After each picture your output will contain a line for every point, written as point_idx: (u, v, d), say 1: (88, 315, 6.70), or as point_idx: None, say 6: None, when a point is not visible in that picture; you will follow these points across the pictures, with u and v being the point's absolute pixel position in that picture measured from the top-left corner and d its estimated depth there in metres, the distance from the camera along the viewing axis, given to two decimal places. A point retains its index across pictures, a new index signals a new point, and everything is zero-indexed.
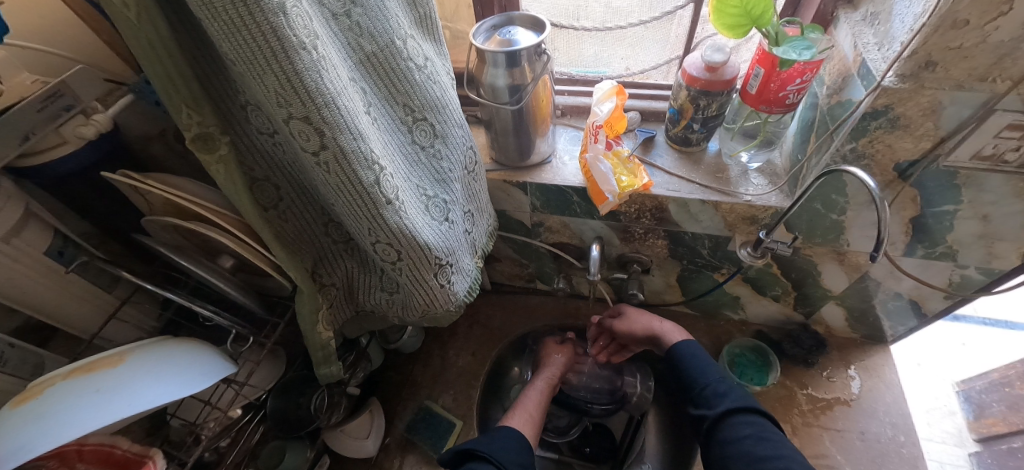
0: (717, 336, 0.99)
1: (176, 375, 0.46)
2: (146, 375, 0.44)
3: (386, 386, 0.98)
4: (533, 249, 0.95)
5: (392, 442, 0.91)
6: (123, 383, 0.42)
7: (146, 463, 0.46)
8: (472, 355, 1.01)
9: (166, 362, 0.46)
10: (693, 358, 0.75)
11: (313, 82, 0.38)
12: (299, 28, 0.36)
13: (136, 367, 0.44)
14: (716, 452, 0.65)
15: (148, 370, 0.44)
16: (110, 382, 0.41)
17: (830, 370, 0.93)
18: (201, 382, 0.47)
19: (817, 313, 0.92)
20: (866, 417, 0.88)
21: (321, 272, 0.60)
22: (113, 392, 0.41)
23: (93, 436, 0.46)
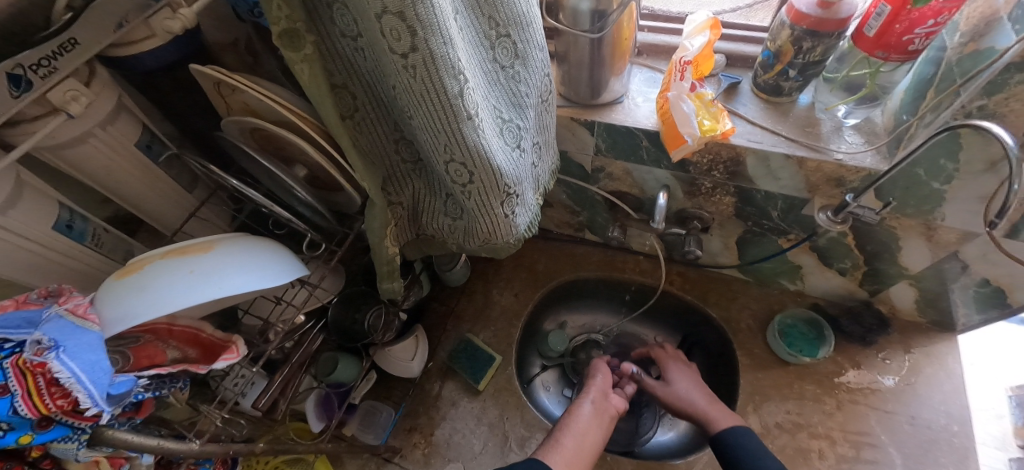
0: (769, 304, 0.95)
1: (259, 267, 0.47)
2: (233, 263, 0.45)
3: (430, 315, 1.01)
4: (588, 196, 0.92)
5: (434, 368, 0.95)
6: (212, 268, 0.43)
7: (229, 346, 0.49)
8: (514, 295, 1.02)
9: (251, 252, 0.47)
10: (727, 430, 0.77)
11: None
12: None
13: (226, 253, 0.45)
14: None
15: (235, 257, 0.46)
16: (201, 266, 0.43)
17: (888, 351, 0.89)
18: (281, 277, 0.48)
19: (884, 292, 0.86)
20: (920, 403, 0.84)
21: (389, 190, 0.60)
22: (203, 276, 0.43)
23: (182, 318, 0.49)
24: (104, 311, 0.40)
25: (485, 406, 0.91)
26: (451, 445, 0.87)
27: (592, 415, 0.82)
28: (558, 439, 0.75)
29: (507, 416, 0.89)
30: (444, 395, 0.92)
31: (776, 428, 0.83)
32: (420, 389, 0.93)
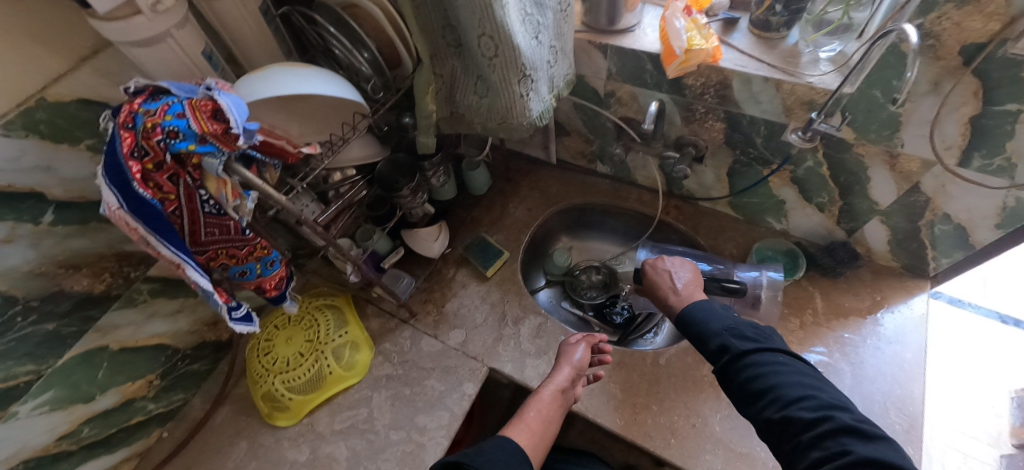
0: (753, 239, 1.06)
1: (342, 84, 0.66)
2: (324, 77, 0.64)
3: (454, 217, 1.18)
4: (600, 122, 1.07)
5: (452, 256, 1.12)
6: (311, 75, 0.62)
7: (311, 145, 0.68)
8: (528, 210, 1.18)
9: (333, 76, 0.65)
10: (703, 314, 0.78)
11: None
12: None
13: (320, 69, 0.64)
14: (736, 376, 0.69)
15: (325, 75, 0.64)
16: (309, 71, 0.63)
17: (857, 287, 0.97)
18: (352, 94, 0.66)
19: (859, 230, 0.95)
20: (879, 332, 0.92)
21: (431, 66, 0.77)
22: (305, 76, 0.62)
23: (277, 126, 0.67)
24: (240, 88, 0.60)
25: (490, 290, 1.07)
26: (458, 316, 1.04)
27: (557, 398, 0.81)
28: (522, 418, 0.77)
29: (508, 300, 1.05)
30: (457, 278, 1.09)
31: None
32: (439, 271, 1.10)
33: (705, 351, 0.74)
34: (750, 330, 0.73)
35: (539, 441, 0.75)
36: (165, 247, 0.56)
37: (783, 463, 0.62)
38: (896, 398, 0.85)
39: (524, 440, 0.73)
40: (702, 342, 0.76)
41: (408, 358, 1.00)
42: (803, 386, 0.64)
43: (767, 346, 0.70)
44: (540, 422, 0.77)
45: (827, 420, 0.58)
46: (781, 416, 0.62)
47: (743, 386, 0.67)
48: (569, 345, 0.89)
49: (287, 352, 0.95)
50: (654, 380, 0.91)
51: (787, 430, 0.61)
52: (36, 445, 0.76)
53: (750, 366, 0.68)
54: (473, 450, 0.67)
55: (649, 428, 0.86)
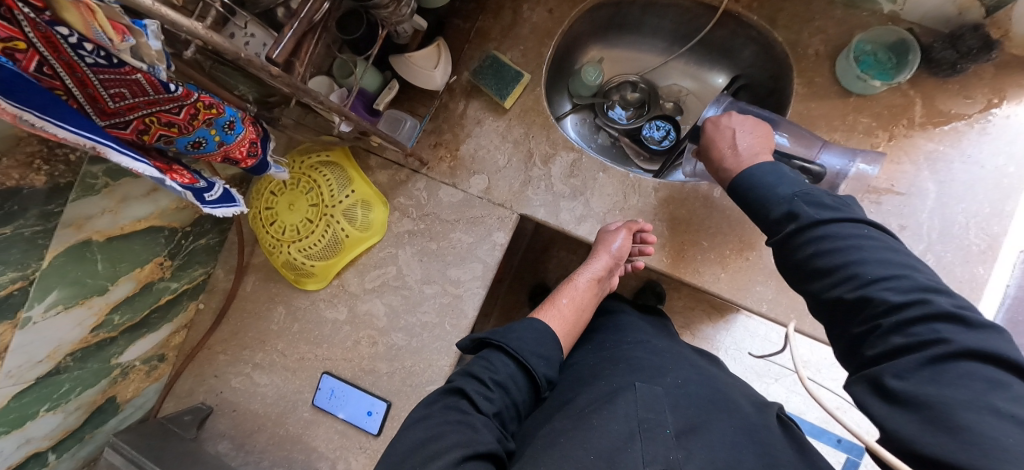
0: (850, 28, 0.81)
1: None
2: None
3: (453, 31, 0.91)
4: None
5: (458, 86, 0.90)
6: None
7: None
8: (549, 11, 0.90)
9: None
10: (762, 178, 0.63)
11: None
12: None
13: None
14: (799, 251, 0.55)
15: None
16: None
17: (973, 88, 0.77)
18: None
19: (1009, 6, 0.70)
20: (984, 142, 0.77)
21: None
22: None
23: None
24: None
25: (511, 126, 0.88)
26: (476, 160, 0.89)
27: (590, 287, 0.78)
28: (556, 300, 0.76)
29: (533, 135, 0.88)
30: (469, 114, 0.90)
31: None
32: (445, 107, 0.91)
33: (765, 220, 0.60)
34: (829, 196, 0.57)
35: (574, 326, 0.74)
36: (58, 125, 0.39)
37: (844, 348, 0.52)
38: (981, 217, 0.76)
39: (558, 325, 0.73)
40: (762, 211, 0.61)
41: (429, 212, 0.90)
42: (886, 263, 0.49)
43: (850, 215, 0.54)
44: (572, 307, 0.75)
45: (916, 305, 0.45)
46: (853, 296, 0.49)
47: (806, 262, 0.54)
48: (608, 233, 0.79)
49: (293, 220, 0.85)
50: (707, 215, 0.81)
51: (855, 312, 0.49)
52: (72, 340, 0.74)
53: (820, 237, 0.53)
54: (504, 328, 0.68)
55: (698, 265, 0.81)
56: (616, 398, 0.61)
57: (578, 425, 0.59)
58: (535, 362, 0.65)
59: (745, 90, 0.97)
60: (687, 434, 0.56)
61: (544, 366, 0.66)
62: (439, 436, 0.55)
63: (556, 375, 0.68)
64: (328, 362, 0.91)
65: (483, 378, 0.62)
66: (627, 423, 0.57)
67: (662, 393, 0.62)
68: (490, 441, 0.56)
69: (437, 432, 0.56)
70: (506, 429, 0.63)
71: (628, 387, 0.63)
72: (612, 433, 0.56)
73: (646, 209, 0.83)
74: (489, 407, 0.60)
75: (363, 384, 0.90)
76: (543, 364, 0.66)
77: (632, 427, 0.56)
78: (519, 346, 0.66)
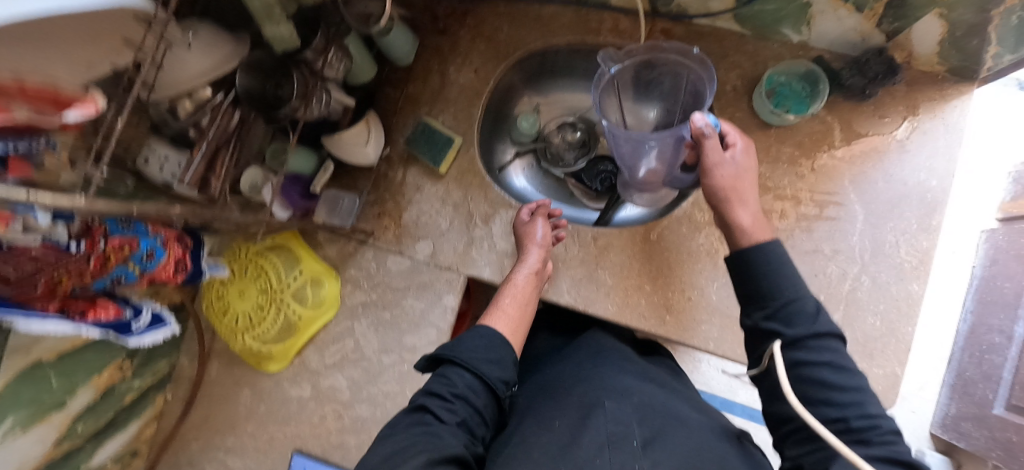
0: (763, 61, 0.83)
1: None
2: None
3: (384, 101, 0.93)
4: None
5: (394, 155, 0.92)
6: None
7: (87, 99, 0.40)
8: (475, 72, 0.91)
9: None
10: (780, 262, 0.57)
11: None
12: None
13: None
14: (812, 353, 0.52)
15: None
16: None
17: (886, 108, 0.79)
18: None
19: (906, 31, 0.72)
20: (903, 160, 0.78)
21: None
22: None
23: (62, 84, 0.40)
24: None
25: (449, 189, 0.90)
26: (419, 226, 0.90)
27: (532, 280, 0.77)
28: (500, 304, 0.74)
29: (471, 196, 0.89)
30: (408, 181, 0.91)
31: None
32: (384, 177, 0.92)
33: (769, 297, 0.56)
34: None
35: (521, 325, 0.73)
36: None
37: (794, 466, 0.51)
38: (909, 234, 0.77)
39: (505, 326, 0.71)
40: (769, 298, 0.56)
41: (380, 282, 0.91)
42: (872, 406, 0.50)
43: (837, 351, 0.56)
44: (517, 307, 0.74)
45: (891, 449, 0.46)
46: (852, 413, 0.48)
47: (813, 367, 0.51)
48: (529, 226, 0.81)
49: (245, 307, 0.86)
50: (647, 258, 0.82)
51: (838, 429, 0.49)
52: (33, 459, 0.72)
53: (836, 351, 0.52)
54: (455, 342, 0.67)
55: (643, 309, 0.82)
56: (590, 416, 0.59)
57: (548, 440, 0.58)
58: (487, 367, 0.63)
59: None
60: (653, 443, 0.55)
61: (499, 370, 0.64)
62: (408, 447, 0.53)
63: (514, 374, 0.66)
64: (298, 440, 0.92)
65: (442, 393, 0.60)
66: (599, 433, 0.56)
67: (630, 405, 0.61)
68: (456, 447, 0.54)
69: (402, 448, 0.53)
70: (474, 436, 0.61)
71: (598, 402, 0.61)
72: (585, 446, 0.54)
73: (588, 259, 0.84)
74: (451, 418, 0.58)
75: (334, 459, 0.91)
76: (498, 369, 0.64)
77: (604, 437, 0.55)
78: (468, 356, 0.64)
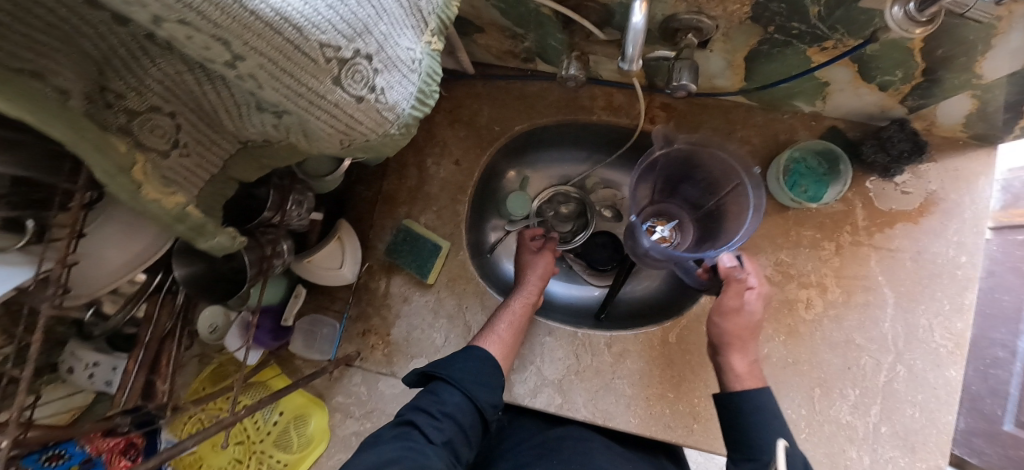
0: (774, 134, 0.75)
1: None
2: None
3: (356, 203, 0.82)
4: (529, 9, 0.60)
5: (374, 265, 0.81)
6: None
7: None
8: (456, 163, 0.81)
9: None
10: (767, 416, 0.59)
11: None
12: None
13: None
14: None
15: None
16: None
17: (908, 179, 0.73)
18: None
19: (930, 107, 0.65)
20: (931, 236, 0.72)
21: (110, 81, 0.30)
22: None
23: None
24: None
25: (441, 298, 0.80)
26: (411, 343, 0.80)
27: (526, 311, 0.76)
28: (492, 328, 0.72)
29: (466, 305, 0.80)
30: (393, 292, 0.81)
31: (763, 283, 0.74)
32: (365, 289, 0.81)
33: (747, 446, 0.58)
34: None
35: (511, 353, 0.71)
36: None
37: None
38: (943, 315, 0.72)
39: (496, 350, 0.69)
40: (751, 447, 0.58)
41: (372, 408, 0.81)
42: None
43: None
44: (512, 332, 0.72)
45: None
46: None
47: None
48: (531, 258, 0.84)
49: (220, 463, 0.76)
50: (666, 363, 0.76)
51: None
52: None
53: None
54: (449, 359, 0.65)
55: (669, 419, 0.74)
56: None
57: None
58: (476, 390, 0.62)
59: None
60: None
61: (488, 395, 0.62)
62: (396, 461, 0.49)
63: (503, 400, 0.64)
64: None
65: (431, 409, 0.58)
66: None
67: None
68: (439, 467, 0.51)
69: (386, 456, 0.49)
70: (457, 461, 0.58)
71: None
72: None
73: (603, 367, 0.77)
74: (438, 436, 0.56)
75: None
76: (490, 393, 0.62)
77: None
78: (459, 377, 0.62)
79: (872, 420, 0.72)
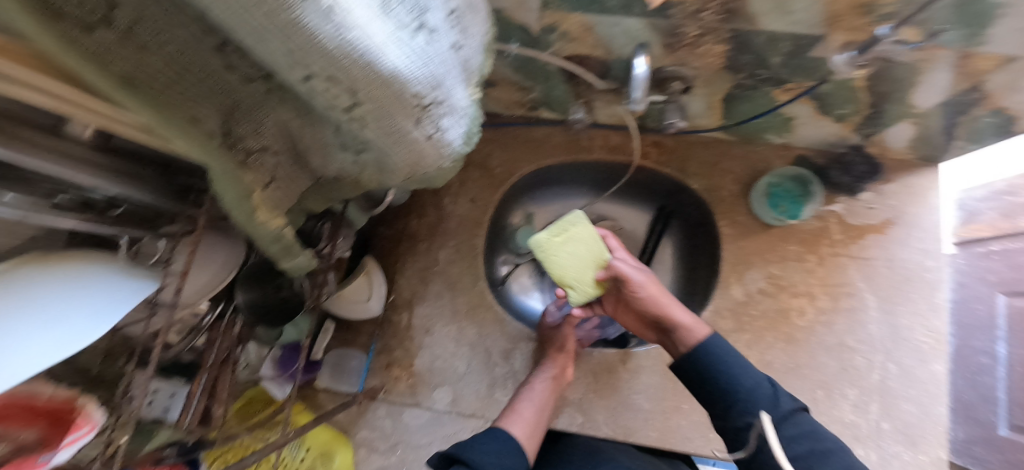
0: (752, 163, 0.86)
1: (101, 287, 0.35)
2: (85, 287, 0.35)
3: (379, 242, 0.88)
4: (539, 66, 0.72)
5: (397, 299, 0.86)
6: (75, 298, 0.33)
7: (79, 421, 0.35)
8: (471, 201, 0.89)
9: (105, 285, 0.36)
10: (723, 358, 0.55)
11: None
12: None
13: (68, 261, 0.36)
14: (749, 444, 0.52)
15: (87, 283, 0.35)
16: (20, 290, 0.32)
17: (872, 197, 0.83)
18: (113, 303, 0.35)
19: (880, 134, 0.77)
20: (899, 245, 0.82)
21: (236, 126, 0.36)
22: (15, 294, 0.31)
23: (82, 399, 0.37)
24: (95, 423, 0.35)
25: (462, 327, 0.85)
26: (434, 373, 0.83)
27: (550, 386, 0.73)
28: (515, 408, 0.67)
29: (486, 332, 0.85)
30: (415, 323, 0.85)
31: (758, 295, 0.82)
32: (389, 323, 0.85)
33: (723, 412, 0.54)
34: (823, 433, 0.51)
35: (536, 433, 0.66)
36: None
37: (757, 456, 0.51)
38: (921, 315, 0.80)
39: (521, 431, 0.64)
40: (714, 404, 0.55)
41: (397, 442, 0.82)
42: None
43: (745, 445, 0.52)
44: (534, 411, 0.68)
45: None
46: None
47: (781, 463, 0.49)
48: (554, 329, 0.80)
49: None
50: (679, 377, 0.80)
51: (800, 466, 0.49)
52: None
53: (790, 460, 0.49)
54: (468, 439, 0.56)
55: (687, 431, 0.78)
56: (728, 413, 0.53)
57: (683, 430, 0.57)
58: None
59: (675, 216, 0.99)
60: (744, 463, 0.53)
61: None
62: None
63: None
64: None
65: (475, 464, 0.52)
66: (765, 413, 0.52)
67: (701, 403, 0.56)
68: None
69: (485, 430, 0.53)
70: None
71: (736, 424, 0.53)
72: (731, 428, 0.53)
73: (620, 385, 0.81)
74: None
75: None
76: None
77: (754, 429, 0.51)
78: (482, 461, 0.53)
79: (873, 418, 0.77)
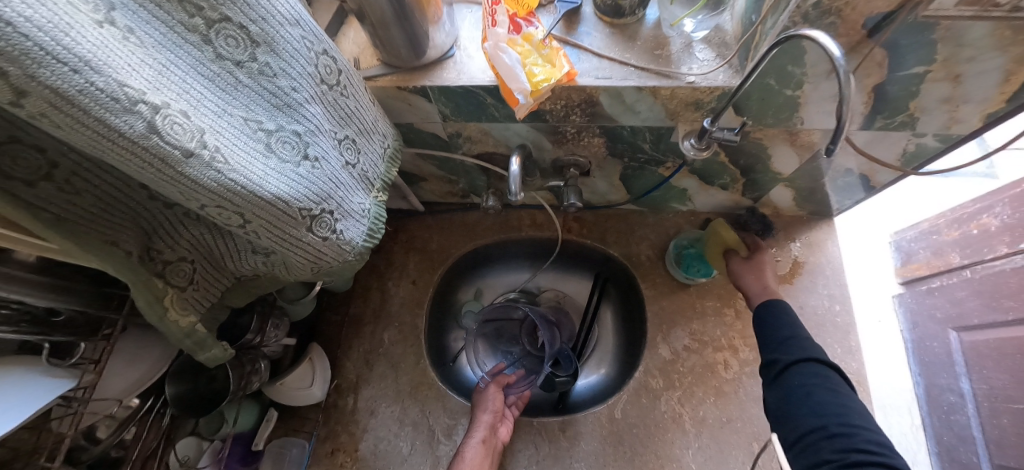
0: (664, 230, 0.95)
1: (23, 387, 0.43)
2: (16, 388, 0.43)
3: (326, 328, 0.93)
4: (457, 164, 0.83)
5: (343, 383, 0.89)
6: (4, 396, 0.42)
7: None
8: (413, 283, 0.96)
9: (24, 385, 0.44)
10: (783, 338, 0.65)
11: (159, 124, 0.31)
12: (134, 80, 0.30)
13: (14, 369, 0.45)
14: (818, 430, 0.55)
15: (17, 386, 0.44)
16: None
17: (776, 251, 0.92)
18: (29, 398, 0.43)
19: (766, 196, 0.87)
20: (807, 292, 0.89)
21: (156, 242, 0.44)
22: None
23: None
24: None
25: (406, 407, 0.87)
26: (379, 456, 0.84)
27: (483, 450, 0.76)
28: None
29: (429, 410, 0.87)
30: (361, 406, 0.88)
31: (684, 352, 0.86)
32: (335, 407, 0.88)
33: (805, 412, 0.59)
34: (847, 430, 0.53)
35: None
36: None
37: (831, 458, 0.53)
38: (838, 358, 0.84)
39: None
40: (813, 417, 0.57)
41: None
42: (858, 413, 0.55)
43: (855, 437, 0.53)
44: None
45: (880, 455, 0.51)
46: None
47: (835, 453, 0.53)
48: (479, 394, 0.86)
49: None
50: (617, 440, 0.82)
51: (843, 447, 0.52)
52: None
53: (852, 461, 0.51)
54: None
55: None
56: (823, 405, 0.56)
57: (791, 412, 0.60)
58: None
59: (609, 281, 1.01)
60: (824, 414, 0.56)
61: None
62: None
63: None
64: None
65: None
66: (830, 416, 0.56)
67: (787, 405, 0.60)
68: None
69: None
70: None
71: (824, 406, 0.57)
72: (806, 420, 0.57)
73: (561, 453, 0.82)
74: None
75: None
76: None
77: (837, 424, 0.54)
78: None
79: None
